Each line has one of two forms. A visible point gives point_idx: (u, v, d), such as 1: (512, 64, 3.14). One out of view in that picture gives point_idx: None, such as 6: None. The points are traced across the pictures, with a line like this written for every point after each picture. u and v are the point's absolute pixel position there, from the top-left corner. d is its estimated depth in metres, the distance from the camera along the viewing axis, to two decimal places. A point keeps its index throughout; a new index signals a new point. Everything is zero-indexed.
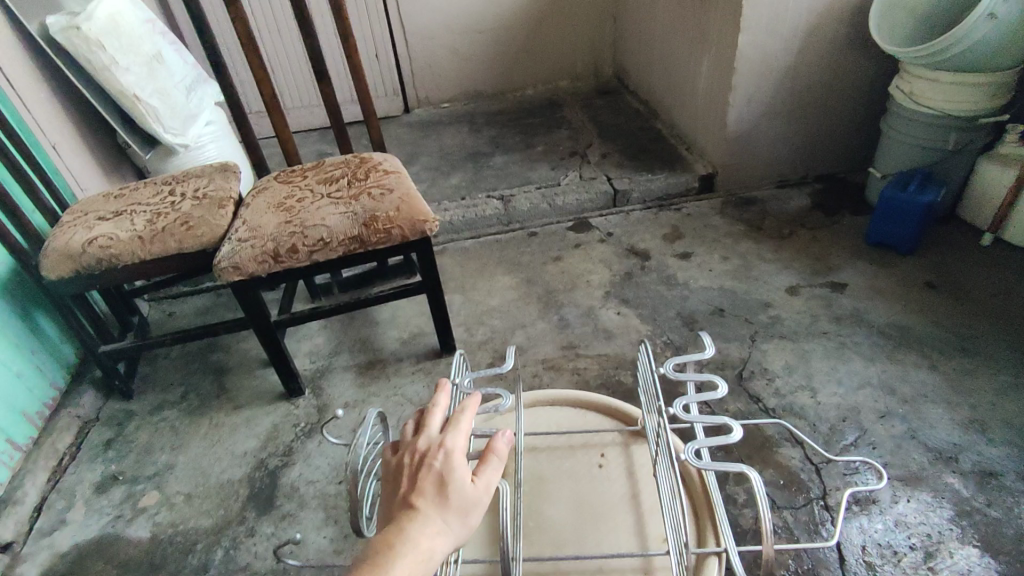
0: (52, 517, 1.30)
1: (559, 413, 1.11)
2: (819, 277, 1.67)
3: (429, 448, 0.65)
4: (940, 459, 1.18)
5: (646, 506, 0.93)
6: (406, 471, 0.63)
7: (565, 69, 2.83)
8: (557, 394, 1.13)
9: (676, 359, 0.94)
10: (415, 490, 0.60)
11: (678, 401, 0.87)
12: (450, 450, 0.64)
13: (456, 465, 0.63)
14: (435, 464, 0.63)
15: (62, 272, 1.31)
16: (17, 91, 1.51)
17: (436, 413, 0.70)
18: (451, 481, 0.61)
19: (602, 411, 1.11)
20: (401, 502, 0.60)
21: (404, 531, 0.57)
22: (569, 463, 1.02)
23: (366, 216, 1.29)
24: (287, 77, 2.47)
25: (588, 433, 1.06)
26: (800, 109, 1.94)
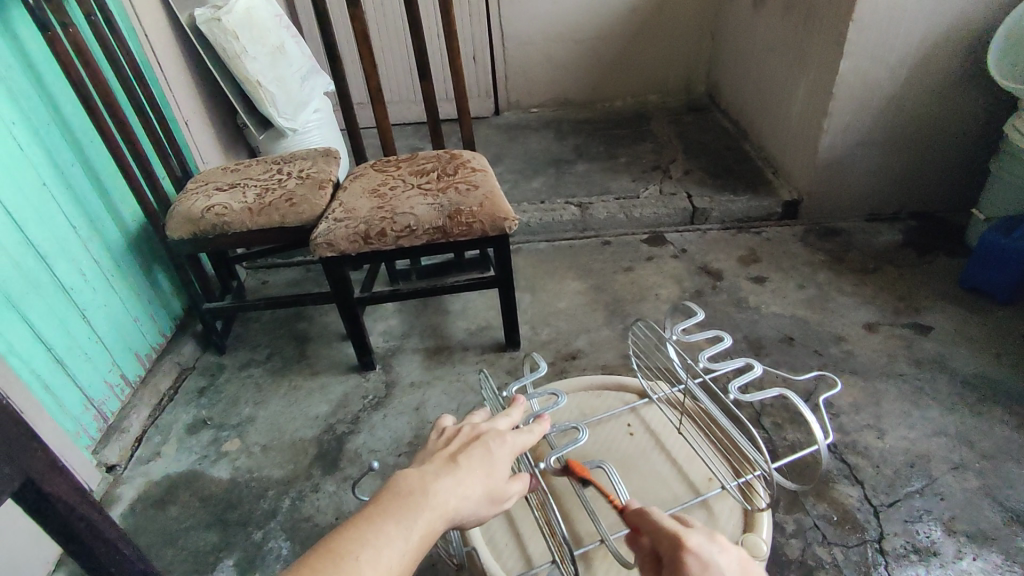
0: (149, 448, 1.46)
1: (573, 398, 1.10)
2: (902, 317, 1.61)
3: (487, 430, 0.66)
4: (1015, 521, 1.12)
5: (681, 458, 0.98)
6: (458, 441, 0.63)
7: (656, 84, 2.83)
8: (572, 381, 1.12)
9: (679, 324, 1.01)
10: (461, 455, 0.60)
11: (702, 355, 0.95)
12: (505, 438, 0.64)
13: (505, 450, 0.63)
14: (486, 443, 0.62)
15: (183, 234, 1.48)
16: (163, 71, 1.71)
17: (506, 417, 0.70)
18: (496, 466, 0.61)
19: (615, 388, 1.12)
20: (445, 455, 0.60)
21: (444, 478, 0.56)
22: (601, 435, 1.03)
23: (451, 208, 1.37)
24: (389, 72, 2.62)
25: (610, 408, 1.07)
26: (900, 141, 1.86)
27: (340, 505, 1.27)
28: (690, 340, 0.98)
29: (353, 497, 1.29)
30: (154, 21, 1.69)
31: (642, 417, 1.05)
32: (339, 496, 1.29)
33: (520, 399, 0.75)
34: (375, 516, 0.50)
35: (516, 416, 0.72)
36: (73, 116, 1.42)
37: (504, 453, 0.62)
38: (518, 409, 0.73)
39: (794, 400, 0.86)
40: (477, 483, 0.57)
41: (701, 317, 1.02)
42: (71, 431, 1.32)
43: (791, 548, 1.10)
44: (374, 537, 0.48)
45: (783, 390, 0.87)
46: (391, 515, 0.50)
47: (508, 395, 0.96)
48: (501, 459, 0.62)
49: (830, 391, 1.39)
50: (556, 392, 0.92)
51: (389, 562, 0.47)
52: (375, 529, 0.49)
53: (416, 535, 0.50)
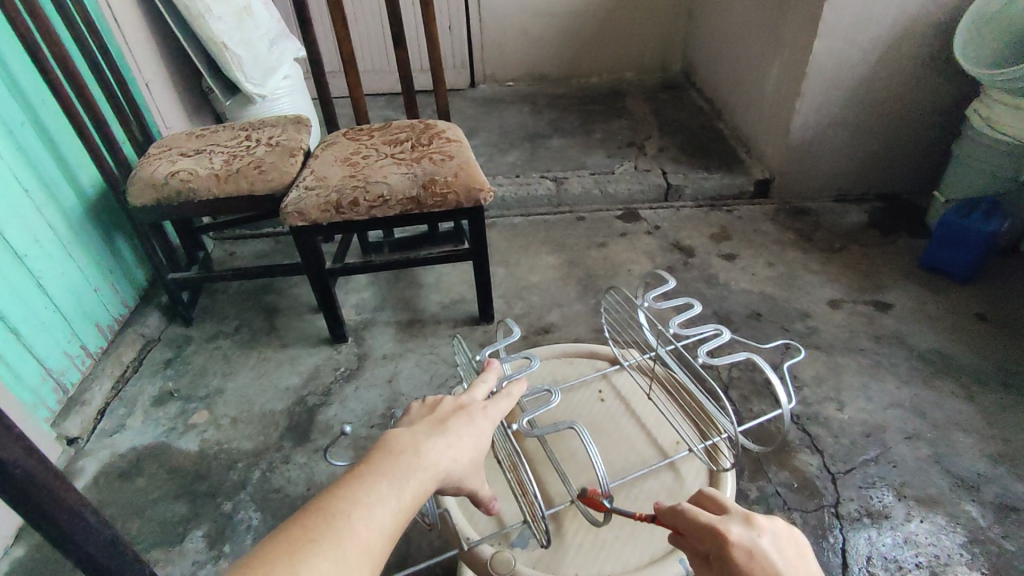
0: (113, 420, 1.43)
1: (545, 366, 1.11)
2: (864, 294, 1.66)
3: (469, 400, 0.66)
4: (961, 486, 1.18)
5: (650, 422, 1.00)
6: (443, 409, 0.63)
7: (633, 60, 2.82)
8: (544, 349, 1.13)
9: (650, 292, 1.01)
10: (450, 420, 0.60)
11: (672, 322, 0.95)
12: (489, 410, 0.64)
13: (489, 419, 0.64)
14: (471, 412, 0.63)
15: (146, 200, 1.43)
16: (121, 29, 1.63)
17: (483, 384, 0.70)
18: (481, 436, 0.61)
19: (586, 355, 1.13)
20: (433, 419, 0.60)
21: (434, 441, 0.56)
22: (572, 401, 1.04)
23: (425, 178, 1.35)
24: (362, 39, 2.55)
25: (581, 374, 1.08)
26: (868, 123, 1.90)
27: (311, 476, 1.27)
28: (662, 308, 0.98)
29: (324, 467, 1.28)
30: None
31: (612, 383, 1.07)
32: (311, 467, 1.28)
33: (495, 365, 0.75)
34: (368, 474, 0.50)
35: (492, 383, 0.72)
36: (23, 72, 1.34)
37: (488, 424, 0.63)
38: (493, 375, 0.74)
39: (762, 365, 0.88)
40: (466, 448, 0.58)
41: (672, 285, 1.03)
42: (28, 402, 1.28)
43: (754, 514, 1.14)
44: (365, 494, 0.48)
45: (750, 356, 0.90)
46: (384, 474, 0.50)
47: (481, 361, 0.96)
48: (485, 430, 0.63)
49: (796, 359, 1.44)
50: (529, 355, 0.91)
51: (383, 519, 0.47)
52: (367, 486, 0.49)
53: (408, 493, 0.50)
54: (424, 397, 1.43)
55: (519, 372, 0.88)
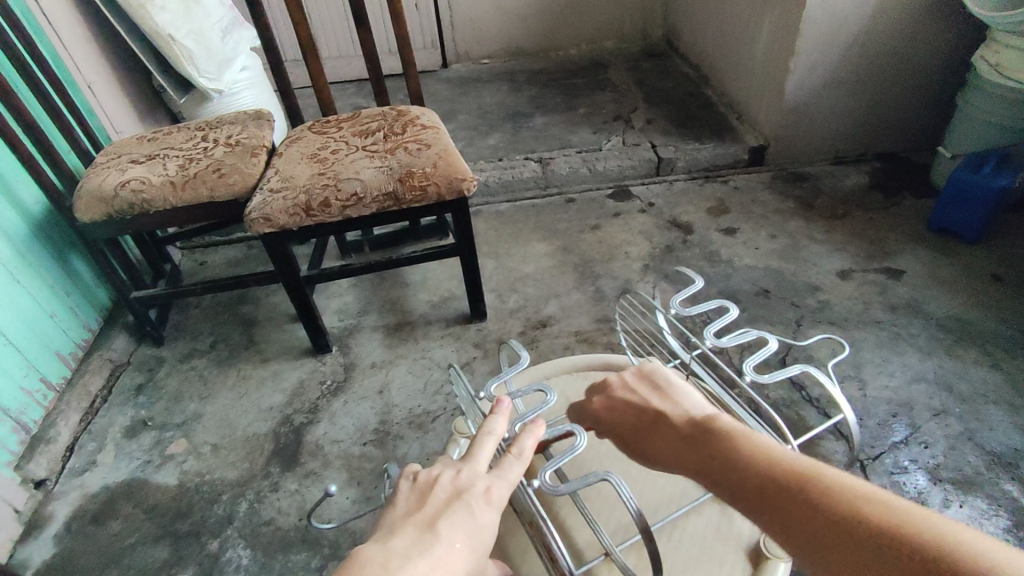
0: (83, 458, 1.32)
1: (556, 386, 0.99)
2: (875, 262, 1.57)
3: (468, 478, 0.55)
4: (998, 464, 1.11)
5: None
6: (435, 498, 0.53)
7: (612, 28, 2.68)
8: (553, 367, 1.01)
9: (676, 296, 0.89)
10: (441, 520, 0.50)
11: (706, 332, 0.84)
12: (492, 498, 0.53)
13: (490, 506, 0.53)
14: (468, 504, 0.52)
15: (95, 216, 1.29)
16: (54, 27, 1.48)
17: (487, 445, 0.58)
18: (481, 534, 0.51)
19: (602, 368, 1.01)
20: (422, 521, 0.50)
21: (414, 562, 0.46)
22: None
23: (402, 171, 1.24)
24: (323, 23, 2.39)
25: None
26: (866, 80, 1.80)
27: (303, 504, 1.17)
28: (692, 315, 0.87)
29: (317, 493, 1.19)
30: None
31: None
32: (302, 494, 1.19)
33: (505, 405, 0.62)
34: None
35: (500, 435, 0.60)
36: None
37: (491, 515, 0.53)
38: (500, 418, 0.61)
39: (817, 378, 0.77)
40: (461, 558, 0.48)
41: (701, 286, 0.90)
42: None
43: None
44: None
45: (804, 368, 0.78)
46: None
47: (486, 397, 0.81)
48: (487, 523, 0.52)
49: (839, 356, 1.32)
50: (543, 388, 0.77)
51: None
52: None
53: None
54: (419, 407, 1.33)
55: (534, 411, 0.74)
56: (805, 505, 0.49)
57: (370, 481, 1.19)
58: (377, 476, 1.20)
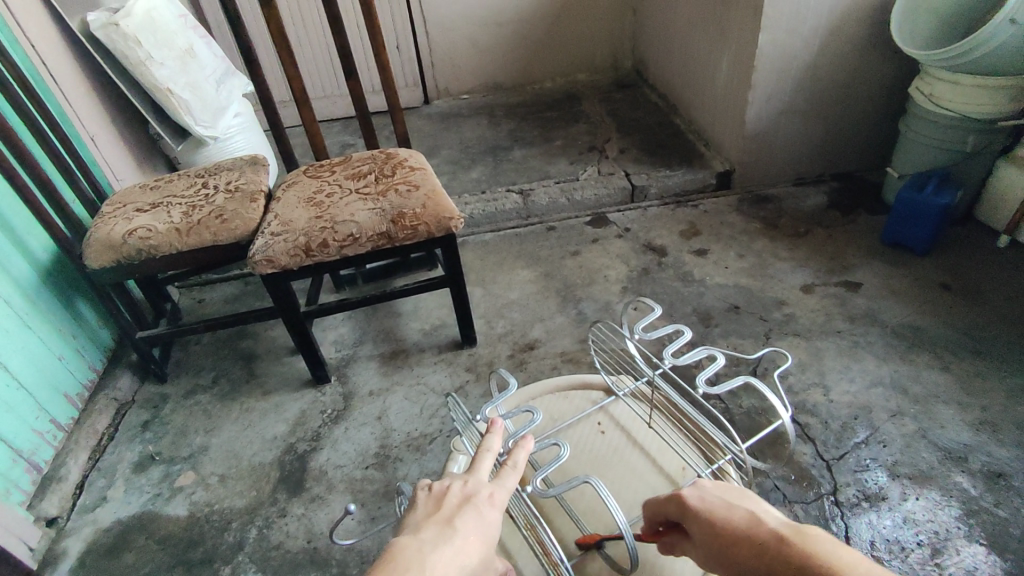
0: (94, 494, 1.37)
1: (540, 406, 1.08)
2: (834, 276, 1.70)
3: (473, 485, 0.63)
4: (949, 458, 1.21)
5: (654, 451, 0.97)
6: (449, 502, 0.61)
7: (584, 62, 2.84)
8: (536, 389, 1.09)
9: (641, 323, 1.00)
10: (457, 520, 0.59)
11: (666, 351, 0.95)
12: (496, 500, 0.62)
13: (494, 506, 0.62)
14: (478, 505, 0.61)
15: (104, 262, 1.37)
16: (59, 85, 1.57)
17: (487, 457, 0.67)
18: (490, 529, 0.59)
19: (580, 387, 1.10)
20: (439, 520, 0.58)
21: (439, 551, 0.55)
22: (574, 437, 1.01)
23: (393, 212, 1.34)
24: (309, 67, 2.51)
25: (579, 410, 1.06)
26: (819, 108, 1.95)
27: (310, 527, 1.24)
28: (655, 337, 0.98)
29: (323, 516, 1.26)
30: (43, 31, 1.54)
31: (611, 415, 1.04)
32: (309, 518, 1.26)
33: (499, 424, 0.71)
34: None
35: (497, 449, 0.69)
36: None
37: (497, 514, 0.61)
38: (496, 435, 0.70)
39: (757, 386, 0.85)
40: (474, 550, 0.57)
41: (658, 311, 1.01)
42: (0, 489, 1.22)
43: None
44: None
45: (747, 377, 0.87)
46: None
47: (482, 418, 0.91)
48: (494, 520, 0.61)
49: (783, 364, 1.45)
50: (530, 409, 0.87)
51: None
52: None
53: None
54: (417, 430, 1.41)
55: (524, 428, 0.85)
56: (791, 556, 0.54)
57: (373, 502, 1.26)
58: (379, 497, 1.28)
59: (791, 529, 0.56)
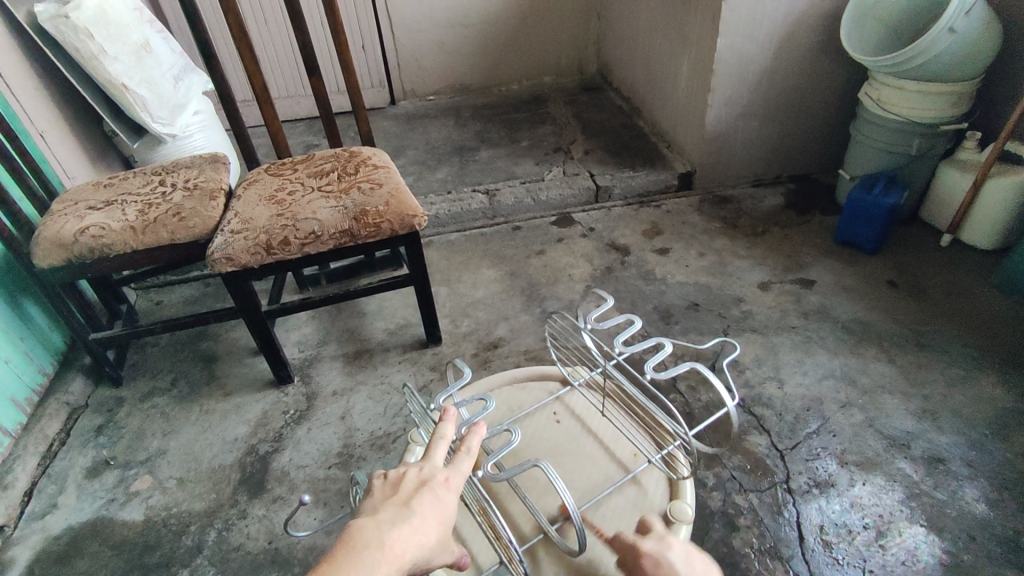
0: (43, 501, 1.33)
1: (498, 396, 1.08)
2: (790, 274, 1.75)
3: (429, 470, 0.64)
4: (894, 445, 1.27)
5: (608, 439, 0.99)
6: (406, 485, 0.61)
7: (550, 65, 2.87)
8: (494, 379, 1.10)
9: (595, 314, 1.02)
10: (414, 501, 0.59)
11: (618, 342, 0.97)
12: (452, 482, 0.63)
13: (450, 488, 0.62)
14: (434, 487, 0.61)
15: (54, 261, 1.32)
16: (7, 80, 1.52)
17: (441, 444, 0.68)
18: (447, 510, 0.60)
19: (537, 379, 1.12)
20: (397, 502, 0.59)
21: (398, 529, 0.56)
22: (531, 427, 1.02)
23: (356, 209, 1.33)
24: (273, 65, 2.47)
25: (536, 399, 1.07)
26: (775, 112, 2.01)
27: (271, 528, 1.22)
28: (607, 329, 0.99)
29: (284, 517, 1.24)
30: None
31: (567, 404, 1.06)
32: (269, 519, 1.24)
33: (452, 413, 0.72)
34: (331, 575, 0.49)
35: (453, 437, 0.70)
36: None
37: (454, 496, 0.62)
38: (450, 423, 0.71)
39: (703, 372, 0.87)
40: (432, 530, 0.57)
41: (611, 303, 1.03)
42: None
43: (714, 501, 1.19)
44: None
45: (693, 365, 0.89)
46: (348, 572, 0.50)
47: (436, 407, 0.92)
48: (451, 502, 0.62)
49: (733, 352, 1.50)
50: (484, 396, 0.89)
51: None
52: None
53: None
54: (380, 429, 1.40)
55: (478, 415, 0.86)
56: None
57: (336, 501, 1.26)
58: (342, 496, 1.27)
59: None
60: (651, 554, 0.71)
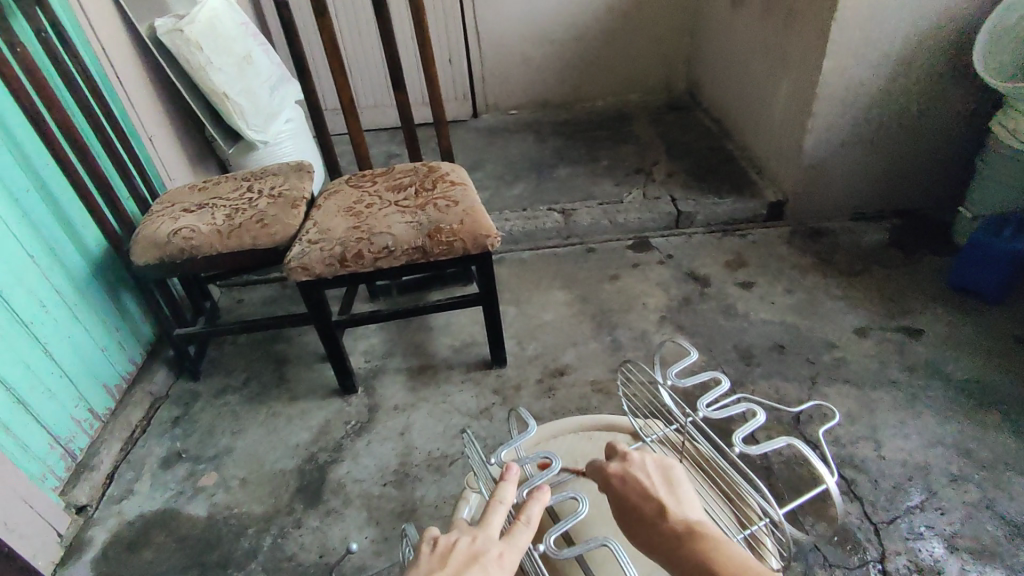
0: (121, 486, 1.40)
1: (563, 444, 1.02)
2: (892, 320, 1.59)
3: (481, 542, 0.61)
4: (1015, 533, 1.10)
5: None
6: (454, 559, 0.59)
7: (636, 82, 2.79)
8: (562, 426, 1.04)
9: (675, 367, 0.93)
10: None
11: (705, 400, 0.89)
12: (504, 560, 0.60)
13: (501, 565, 0.60)
14: (484, 565, 0.59)
15: (148, 259, 1.40)
16: (125, 86, 1.63)
17: (497, 513, 0.65)
18: None
19: (605, 429, 1.04)
20: None
21: None
22: (597, 482, 0.94)
23: (430, 226, 1.32)
24: (363, 76, 2.55)
25: (603, 451, 0.99)
26: (884, 140, 1.85)
27: (324, 542, 1.22)
28: (691, 384, 0.90)
29: (337, 531, 1.24)
30: (111, 33, 1.60)
31: None
32: (324, 533, 1.24)
33: (513, 474, 0.69)
34: None
35: (510, 503, 0.67)
36: (26, 138, 1.33)
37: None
38: (509, 488, 0.68)
39: (797, 446, 0.74)
40: None
41: (694, 356, 0.93)
42: (34, 474, 1.25)
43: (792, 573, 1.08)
44: None
45: (789, 439, 0.76)
46: None
47: (498, 462, 0.86)
48: None
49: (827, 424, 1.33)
50: (549, 455, 0.82)
51: None
52: None
53: None
54: (438, 450, 1.38)
55: (539, 476, 0.80)
56: (669, 530, 0.65)
57: (389, 522, 1.24)
58: (394, 517, 1.25)
59: (687, 529, 0.64)
60: (618, 473, 0.73)
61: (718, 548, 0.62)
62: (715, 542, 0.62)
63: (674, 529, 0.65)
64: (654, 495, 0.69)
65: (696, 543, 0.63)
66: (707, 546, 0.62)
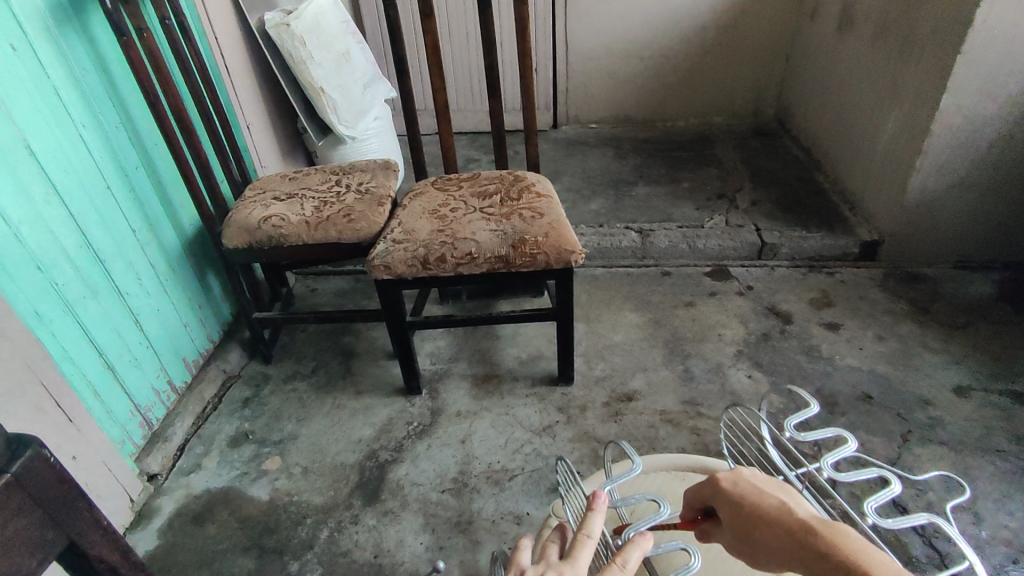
0: (191, 459, 1.44)
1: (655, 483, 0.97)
2: (998, 383, 1.46)
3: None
4: None
5: None
6: None
7: (723, 105, 2.71)
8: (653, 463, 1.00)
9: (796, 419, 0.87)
10: None
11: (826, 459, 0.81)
12: None
13: None
14: None
15: (239, 244, 1.45)
16: (232, 74, 1.70)
17: (587, 548, 0.64)
18: None
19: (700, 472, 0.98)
20: None
21: None
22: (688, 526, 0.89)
23: (514, 237, 1.30)
24: (449, 80, 2.57)
25: None
26: (999, 186, 1.71)
27: (379, 542, 1.22)
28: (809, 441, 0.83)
29: (393, 533, 1.23)
30: (225, 23, 1.67)
31: None
32: (379, 533, 1.23)
33: (601, 503, 0.67)
34: None
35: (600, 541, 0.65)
36: (140, 117, 1.40)
37: None
38: (600, 524, 0.66)
39: (942, 525, 0.68)
40: None
41: (816, 411, 0.88)
42: (115, 438, 1.30)
43: None
44: None
45: (931, 515, 0.70)
46: None
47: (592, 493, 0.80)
48: None
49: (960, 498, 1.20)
50: (657, 498, 0.76)
51: None
52: None
53: None
54: (498, 463, 1.36)
55: (643, 521, 0.74)
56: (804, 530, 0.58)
57: (445, 530, 1.23)
58: (451, 526, 1.23)
59: (823, 524, 0.58)
60: (728, 478, 0.66)
61: (866, 551, 0.55)
62: (855, 538, 0.57)
63: (805, 525, 0.59)
64: (776, 495, 0.63)
65: (835, 537, 0.57)
66: (852, 543, 0.56)
